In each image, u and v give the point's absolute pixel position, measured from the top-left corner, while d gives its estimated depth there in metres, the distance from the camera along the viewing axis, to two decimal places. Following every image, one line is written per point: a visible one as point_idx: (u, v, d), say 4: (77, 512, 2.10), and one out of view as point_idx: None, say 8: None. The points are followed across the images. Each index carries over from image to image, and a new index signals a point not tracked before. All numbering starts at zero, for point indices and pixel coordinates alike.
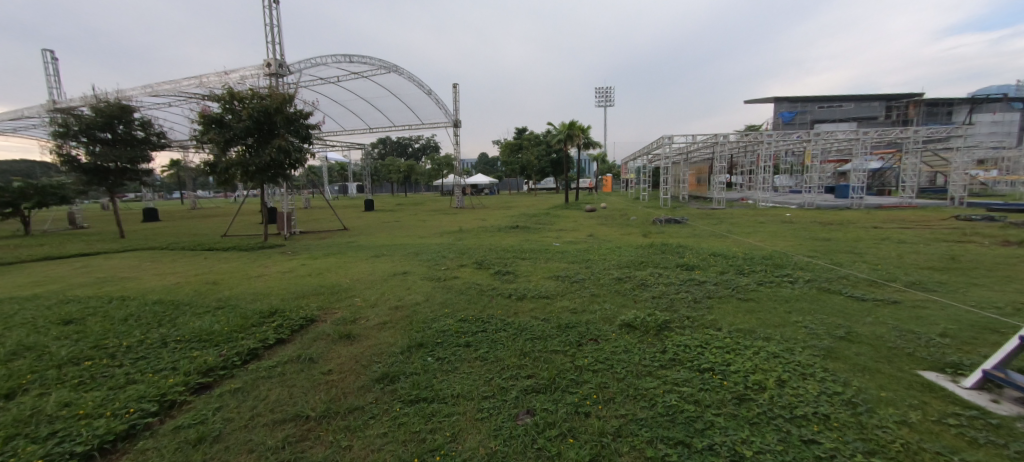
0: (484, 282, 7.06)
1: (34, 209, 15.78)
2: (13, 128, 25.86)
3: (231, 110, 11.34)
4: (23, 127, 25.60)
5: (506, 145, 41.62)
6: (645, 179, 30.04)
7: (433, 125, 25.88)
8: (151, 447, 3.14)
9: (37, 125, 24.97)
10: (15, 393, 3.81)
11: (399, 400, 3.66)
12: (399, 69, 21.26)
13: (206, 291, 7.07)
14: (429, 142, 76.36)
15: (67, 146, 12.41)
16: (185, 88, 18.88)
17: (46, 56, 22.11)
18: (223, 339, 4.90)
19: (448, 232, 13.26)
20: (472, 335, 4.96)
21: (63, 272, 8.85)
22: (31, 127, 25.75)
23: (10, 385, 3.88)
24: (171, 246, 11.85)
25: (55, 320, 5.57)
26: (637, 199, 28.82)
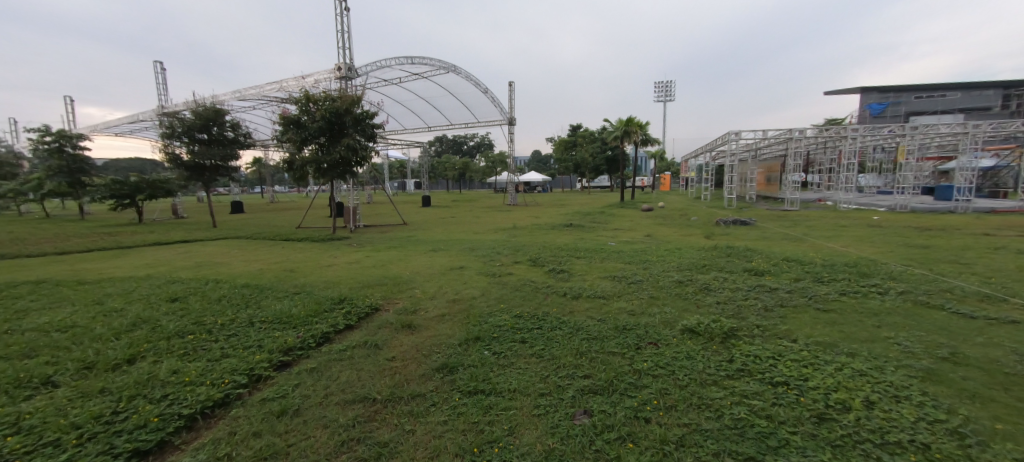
0: (539, 280, 7.05)
1: (146, 201, 17.85)
2: (129, 131, 29.41)
3: (307, 111, 12.09)
4: (138, 130, 29.09)
5: (560, 143, 42.02)
6: (708, 177, 28.61)
7: (488, 123, 26.18)
8: (241, 415, 3.44)
9: (148, 128, 28.19)
10: (135, 359, 4.31)
11: (457, 391, 3.75)
12: (458, 69, 21.63)
13: (284, 278, 7.62)
14: (484, 140, 77.63)
15: (172, 145, 13.80)
16: (268, 92, 20.41)
17: (157, 66, 24.86)
18: (300, 322, 5.27)
19: (501, 229, 13.40)
20: (528, 331, 4.99)
21: (168, 256, 9.91)
22: (143, 130, 29.13)
23: (132, 350, 4.41)
24: (254, 235, 12.92)
25: (164, 297, 6.26)
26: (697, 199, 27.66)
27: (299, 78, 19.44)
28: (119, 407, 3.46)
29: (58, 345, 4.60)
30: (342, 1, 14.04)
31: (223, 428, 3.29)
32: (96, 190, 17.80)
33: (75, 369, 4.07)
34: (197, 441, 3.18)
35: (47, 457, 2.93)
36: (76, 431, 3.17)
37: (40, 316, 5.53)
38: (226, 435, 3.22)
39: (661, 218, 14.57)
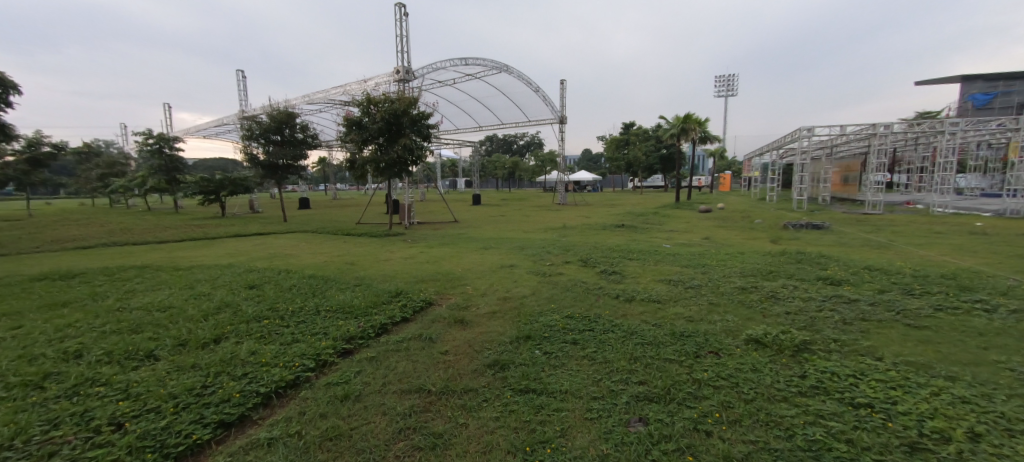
0: (591, 281, 6.92)
1: (228, 197, 19.44)
2: (214, 134, 32.19)
3: (368, 113, 12.61)
4: (222, 133, 31.76)
5: (613, 141, 41.16)
6: (775, 177, 26.87)
7: (539, 123, 26.12)
8: (310, 397, 3.64)
9: (230, 130, 30.72)
10: (219, 339, 4.69)
11: (509, 388, 3.76)
12: (510, 69, 21.72)
13: (346, 270, 7.99)
14: (533, 139, 77.67)
15: (250, 146, 14.90)
16: (333, 95, 21.55)
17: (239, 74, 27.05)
18: (360, 312, 5.51)
19: (551, 228, 13.29)
20: (579, 332, 4.91)
21: (245, 247, 10.72)
22: (226, 132, 31.78)
23: (217, 331, 4.80)
24: (318, 230, 13.67)
25: (243, 284, 6.77)
26: (762, 200, 26.15)
27: (361, 82, 20.37)
28: (207, 382, 3.78)
29: (158, 323, 5.11)
30: (402, 7, 14.56)
31: (293, 408, 3.50)
32: (187, 187, 19.64)
33: (172, 345, 4.50)
34: (272, 417, 3.41)
35: (150, 421, 3.25)
36: (173, 400, 3.49)
37: (143, 297, 6.17)
38: (297, 413, 3.42)
39: (720, 220, 13.89)
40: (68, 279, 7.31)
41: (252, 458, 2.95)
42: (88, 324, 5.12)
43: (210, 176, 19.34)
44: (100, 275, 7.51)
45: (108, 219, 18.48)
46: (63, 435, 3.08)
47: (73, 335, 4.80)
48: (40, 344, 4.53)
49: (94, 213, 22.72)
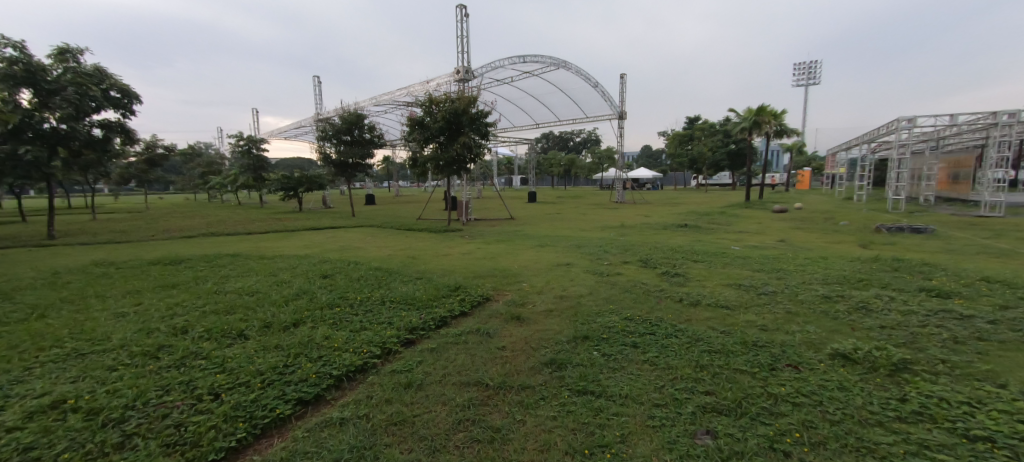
0: (651, 283, 6.64)
1: (305, 193, 20.82)
2: (293, 135, 34.67)
3: (430, 112, 12.96)
4: (300, 134, 34.15)
5: (676, 137, 39.54)
6: (866, 175, 24.39)
7: (597, 119, 25.60)
8: (377, 382, 3.78)
9: (307, 131, 32.94)
10: (298, 323, 5.00)
11: (567, 388, 3.69)
12: (568, 65, 21.38)
13: (408, 264, 8.26)
14: (590, 135, 76.45)
15: (324, 147, 15.89)
16: (398, 97, 22.44)
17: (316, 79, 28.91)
18: (422, 304, 5.66)
19: (609, 227, 12.95)
20: (640, 335, 4.72)
21: (318, 239, 11.41)
22: (303, 134, 34.12)
23: (297, 316, 5.13)
24: (383, 224, 14.27)
25: (318, 273, 7.19)
26: (850, 199, 23.94)
27: (424, 83, 21.04)
28: (288, 362, 4.04)
29: (248, 306, 5.54)
30: (463, 9, 14.90)
31: (362, 391, 3.65)
32: (271, 184, 21.33)
33: (259, 326, 4.86)
34: (344, 399, 3.58)
35: (241, 393, 3.52)
36: (260, 376, 3.77)
37: (235, 281, 6.75)
38: (365, 397, 3.56)
39: (796, 221, 12.89)
40: (175, 264, 8.17)
41: (325, 435, 3.10)
42: (192, 303, 5.67)
43: (290, 174, 20.84)
44: (201, 262, 8.33)
45: (205, 213, 20.51)
46: (173, 400, 3.42)
47: (180, 312, 5.34)
48: (154, 320, 5.08)
49: (196, 207, 25.33)
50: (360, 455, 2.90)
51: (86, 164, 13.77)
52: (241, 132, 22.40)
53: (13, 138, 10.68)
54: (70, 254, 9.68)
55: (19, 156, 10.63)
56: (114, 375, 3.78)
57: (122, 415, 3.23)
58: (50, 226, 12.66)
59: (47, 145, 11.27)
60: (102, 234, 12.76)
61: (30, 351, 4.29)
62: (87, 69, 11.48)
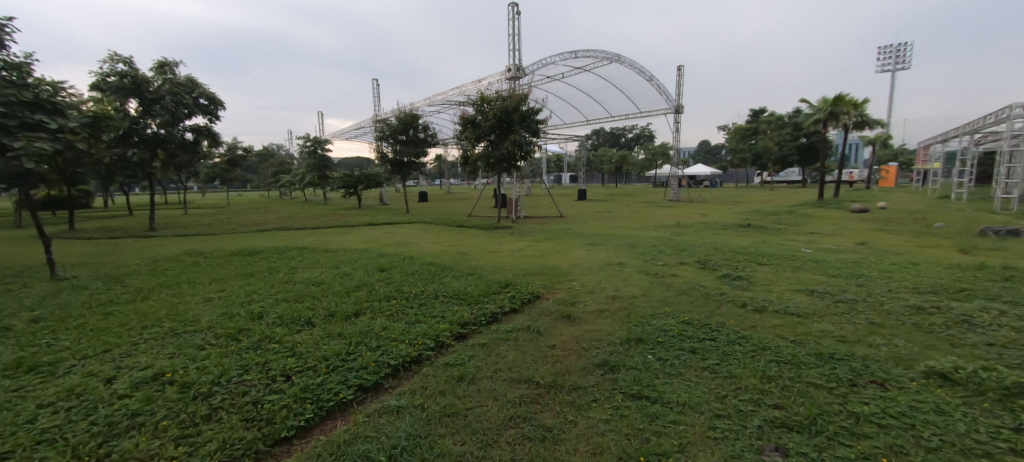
0: (710, 286, 6.28)
1: (364, 191, 21.71)
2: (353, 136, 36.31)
3: (481, 111, 13.05)
4: (360, 134, 35.71)
5: (738, 132, 37.55)
6: (967, 170, 21.77)
7: (651, 114, 24.77)
8: (431, 374, 3.83)
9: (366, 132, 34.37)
10: (359, 313, 5.18)
11: (620, 391, 3.56)
12: (621, 58, 20.79)
13: (460, 260, 8.36)
14: (643, 131, 74.30)
15: (382, 146, 16.49)
16: (451, 97, 22.88)
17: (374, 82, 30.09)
18: (473, 300, 5.68)
19: (664, 226, 12.45)
20: (699, 341, 4.47)
21: (375, 234, 11.83)
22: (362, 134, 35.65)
23: (357, 306, 5.32)
24: (435, 221, 14.58)
25: (376, 267, 7.44)
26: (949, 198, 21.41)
27: (476, 82, 21.30)
28: (350, 349, 4.19)
29: (314, 295, 5.82)
30: (514, 6, 14.92)
31: (418, 381, 3.71)
32: (333, 182, 22.45)
33: (324, 315, 5.09)
34: (401, 387, 3.65)
35: (309, 377, 3.69)
36: (325, 362, 3.93)
37: (303, 272, 7.13)
38: (420, 387, 3.62)
39: (878, 222, 11.78)
40: (252, 254, 8.79)
41: (383, 422, 3.17)
42: (267, 291, 6.05)
43: (350, 172, 21.80)
44: (273, 253, 8.89)
45: (275, 209, 21.95)
46: (251, 379, 3.65)
47: (256, 299, 5.70)
48: (235, 305, 5.46)
49: (269, 203, 27.22)
50: (415, 444, 2.94)
51: (180, 167, 15.05)
52: (309, 133, 23.50)
53: (124, 143, 11.99)
54: (163, 245, 10.65)
55: (128, 158, 12.05)
56: (203, 354, 4.09)
57: (209, 390, 3.48)
58: (151, 220, 14.08)
59: (150, 149, 12.43)
60: (191, 227, 14.00)
61: (137, 328, 4.75)
62: (182, 79, 12.56)
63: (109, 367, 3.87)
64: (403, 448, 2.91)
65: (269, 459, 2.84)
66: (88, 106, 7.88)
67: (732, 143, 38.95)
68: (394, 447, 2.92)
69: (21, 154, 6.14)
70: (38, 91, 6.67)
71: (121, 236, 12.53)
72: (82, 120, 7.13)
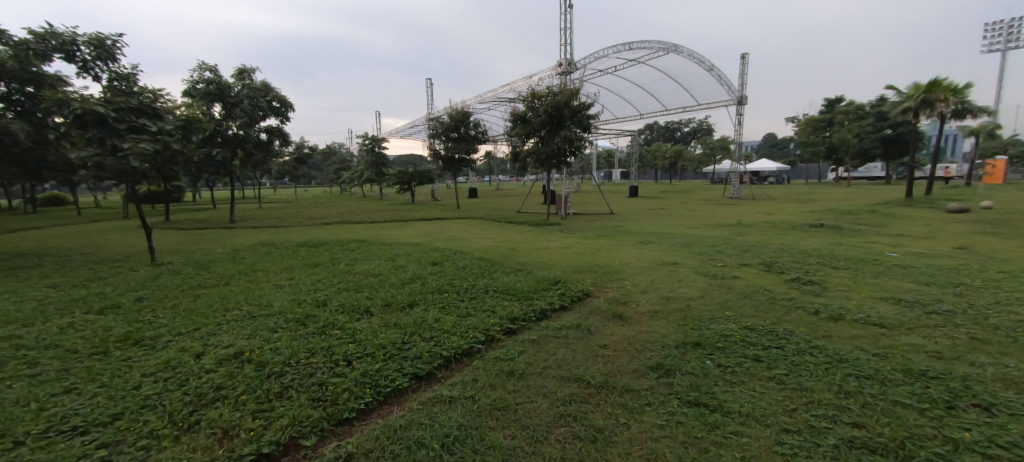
0: (777, 290, 5.84)
1: (418, 187, 22.31)
2: (408, 134, 37.43)
3: (532, 107, 12.97)
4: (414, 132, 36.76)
5: (810, 123, 35.07)
6: None
7: (710, 106, 23.57)
8: (481, 367, 3.82)
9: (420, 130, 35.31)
10: (413, 304, 5.29)
11: (676, 397, 3.38)
12: (679, 48, 19.90)
13: (510, 255, 8.35)
14: (702, 124, 71.00)
15: (435, 144, 16.86)
16: (502, 94, 23.01)
17: (428, 81, 30.82)
18: (523, 296, 5.64)
19: (725, 225, 11.80)
20: (764, 348, 4.17)
21: (428, 229, 12.12)
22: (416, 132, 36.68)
23: (411, 298, 5.43)
24: (485, 217, 14.73)
25: (429, 260, 7.58)
26: None
27: (527, 78, 21.25)
28: (406, 339, 4.27)
29: (372, 286, 6.01)
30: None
31: (470, 373, 3.72)
32: (390, 178, 23.26)
33: (381, 304, 5.24)
34: (453, 378, 3.68)
35: (368, 363, 3.80)
36: (383, 349, 4.03)
37: (362, 264, 7.40)
38: (472, 379, 3.62)
39: (981, 223, 10.48)
40: (315, 246, 9.27)
41: (436, 411, 3.20)
42: (329, 281, 6.32)
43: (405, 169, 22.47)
44: (335, 245, 9.32)
45: (335, 203, 23.04)
46: (317, 362, 3.81)
47: (321, 288, 5.96)
48: (303, 292, 5.75)
49: (331, 199, 28.67)
50: (467, 435, 2.95)
51: (255, 164, 16.14)
52: (367, 132, 24.50)
53: (210, 144, 12.99)
54: (238, 236, 11.48)
55: (213, 157, 13.01)
56: (275, 336, 4.32)
57: (281, 370, 3.67)
58: (231, 213, 15.28)
59: (231, 148, 13.38)
60: (264, 220, 15.02)
61: (219, 310, 5.11)
62: (258, 84, 13.45)
63: (198, 344, 4.17)
64: (456, 438, 2.92)
65: (332, 438, 2.95)
66: (182, 111, 8.63)
67: (803, 135, 36.40)
68: (446, 436, 2.94)
69: (130, 154, 6.82)
70: (142, 98, 7.40)
71: (205, 227, 13.68)
72: (177, 123, 7.83)
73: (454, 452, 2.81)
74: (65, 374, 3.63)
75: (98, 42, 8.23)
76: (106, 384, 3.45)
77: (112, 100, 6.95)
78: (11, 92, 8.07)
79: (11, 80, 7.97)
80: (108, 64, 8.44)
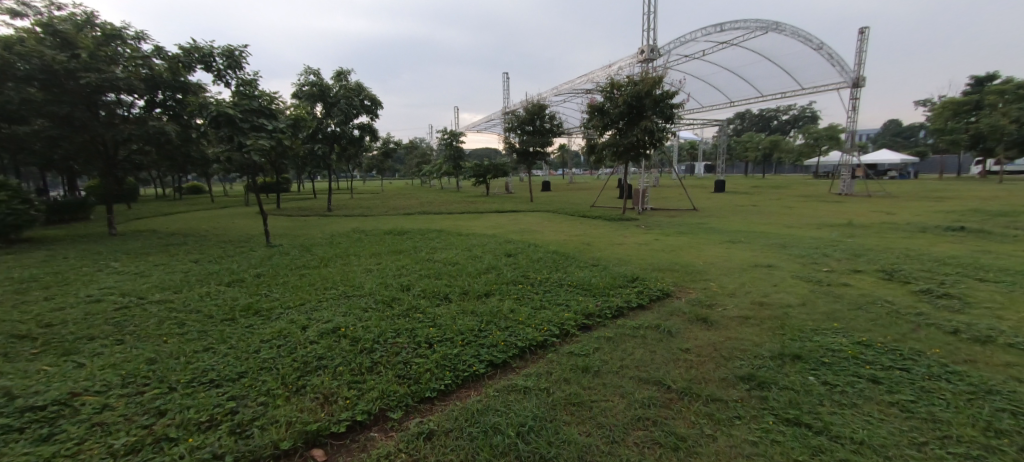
0: (900, 302, 5.04)
1: (492, 180, 22.63)
2: (485, 128, 38.04)
3: (611, 98, 12.50)
4: (490, 126, 37.29)
5: (946, 107, 30.17)
6: None
7: (815, 91, 21.21)
8: (556, 360, 3.69)
9: (495, 124, 35.75)
10: (489, 293, 5.29)
11: (771, 412, 3.01)
12: (781, 26, 18.05)
13: (584, 250, 8.12)
14: (804, 111, 64.31)
15: (511, 137, 16.94)
16: (579, 85, 22.60)
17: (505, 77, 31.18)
18: (599, 292, 5.41)
19: (832, 225, 10.54)
20: (881, 368, 3.60)
21: (503, 221, 12.22)
22: (492, 126, 37.15)
23: (487, 288, 5.44)
24: (559, 210, 14.56)
25: (503, 252, 7.58)
26: None
27: (605, 68, 20.61)
28: (483, 327, 4.26)
29: (450, 274, 6.11)
30: None
31: (546, 365, 3.61)
32: (467, 172, 23.81)
33: (459, 292, 5.30)
34: (528, 368, 3.59)
35: (447, 347, 3.83)
36: (461, 335, 4.05)
37: (441, 253, 7.59)
38: (546, 372, 3.50)
39: None
40: (399, 235, 9.68)
41: (511, 400, 3.12)
42: (411, 267, 6.54)
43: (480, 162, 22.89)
44: (416, 234, 9.67)
45: (415, 195, 24.09)
46: (402, 342, 3.92)
47: (404, 273, 6.18)
48: (390, 276, 5.99)
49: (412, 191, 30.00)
50: (542, 427, 2.84)
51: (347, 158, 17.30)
52: (445, 127, 25.29)
53: (311, 140, 14.15)
54: (333, 223, 12.37)
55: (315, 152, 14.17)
56: (365, 315, 4.52)
57: (371, 347, 3.81)
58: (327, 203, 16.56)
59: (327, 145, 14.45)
60: (355, 209, 16.08)
61: (319, 288, 5.48)
62: (353, 84, 14.33)
63: (304, 317, 4.49)
64: (531, 428, 2.83)
65: (415, 414, 3.00)
66: (290, 110, 9.45)
67: (936, 121, 31.43)
68: (521, 425, 2.86)
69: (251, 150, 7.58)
70: (261, 101, 8.16)
71: (306, 214, 14.96)
72: (288, 122, 8.58)
73: (529, 442, 2.72)
74: (204, 335, 4.07)
75: (229, 53, 9.22)
76: (234, 346, 3.81)
77: (239, 103, 7.76)
78: (165, 99, 9.61)
79: (164, 89, 9.46)
80: (236, 72, 9.42)
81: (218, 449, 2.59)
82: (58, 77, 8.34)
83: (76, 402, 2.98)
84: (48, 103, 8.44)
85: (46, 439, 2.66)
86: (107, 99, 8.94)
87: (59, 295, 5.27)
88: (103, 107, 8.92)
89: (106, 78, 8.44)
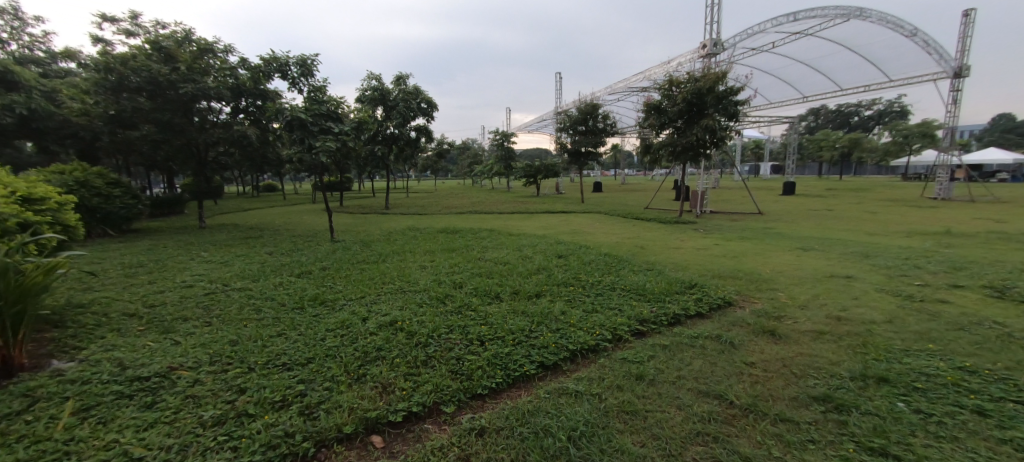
0: (1012, 325, 4.38)
1: (544, 180, 22.44)
2: (537, 128, 37.85)
3: (669, 96, 11.98)
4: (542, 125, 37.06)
5: None
6: None
7: (904, 84, 19.27)
8: (609, 365, 3.52)
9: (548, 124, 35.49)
10: (539, 295, 5.18)
11: (852, 439, 2.69)
12: (864, 12, 16.51)
13: (638, 253, 7.80)
14: (889, 107, 58.60)
15: (563, 138, 16.71)
16: (635, 82, 21.92)
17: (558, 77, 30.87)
18: (654, 298, 5.14)
19: (924, 233, 9.44)
20: (986, 399, 3.12)
21: (555, 221, 12.07)
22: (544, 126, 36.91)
23: (539, 289, 5.33)
24: (612, 211, 14.20)
25: (554, 253, 7.43)
26: None
27: (663, 64, 19.86)
28: (533, 327, 4.16)
29: (501, 274, 6.06)
30: None
31: (598, 370, 3.45)
32: (518, 172, 23.78)
33: (510, 292, 5.23)
34: (579, 372, 3.46)
35: (498, 345, 3.77)
36: (512, 334, 3.98)
37: (492, 252, 7.56)
38: (599, 377, 3.35)
39: None
40: (451, 233, 9.78)
41: (562, 403, 3.00)
42: (462, 265, 6.55)
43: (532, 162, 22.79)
44: (467, 233, 9.72)
45: (467, 195, 24.39)
46: (454, 338, 3.91)
47: (455, 271, 6.21)
48: (442, 273, 6.04)
49: (464, 190, 30.40)
50: (594, 433, 2.70)
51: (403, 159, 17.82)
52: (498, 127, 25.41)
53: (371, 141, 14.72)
54: (389, 221, 12.77)
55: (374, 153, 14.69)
56: (420, 310, 4.57)
57: (425, 341, 3.83)
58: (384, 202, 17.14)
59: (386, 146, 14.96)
60: (410, 208, 16.54)
61: (378, 283, 5.63)
62: (411, 87, 14.74)
63: (364, 310, 4.60)
64: (583, 433, 2.70)
65: (468, 410, 2.96)
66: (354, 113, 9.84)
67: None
68: (573, 429, 2.73)
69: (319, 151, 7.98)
70: (329, 105, 8.55)
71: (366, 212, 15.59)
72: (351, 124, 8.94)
73: (581, 448, 2.59)
74: (278, 321, 4.28)
75: (303, 62, 9.76)
76: (303, 333, 3.97)
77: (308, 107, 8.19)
78: (248, 106, 10.28)
79: (247, 97, 10.15)
80: (308, 79, 9.96)
81: (290, 428, 2.67)
82: (161, 87, 9.15)
83: (174, 375, 3.19)
84: (154, 111, 9.22)
85: (149, 406, 2.86)
86: (200, 106, 9.75)
87: (159, 280, 5.77)
88: (197, 113, 9.72)
89: (200, 88, 9.23)
